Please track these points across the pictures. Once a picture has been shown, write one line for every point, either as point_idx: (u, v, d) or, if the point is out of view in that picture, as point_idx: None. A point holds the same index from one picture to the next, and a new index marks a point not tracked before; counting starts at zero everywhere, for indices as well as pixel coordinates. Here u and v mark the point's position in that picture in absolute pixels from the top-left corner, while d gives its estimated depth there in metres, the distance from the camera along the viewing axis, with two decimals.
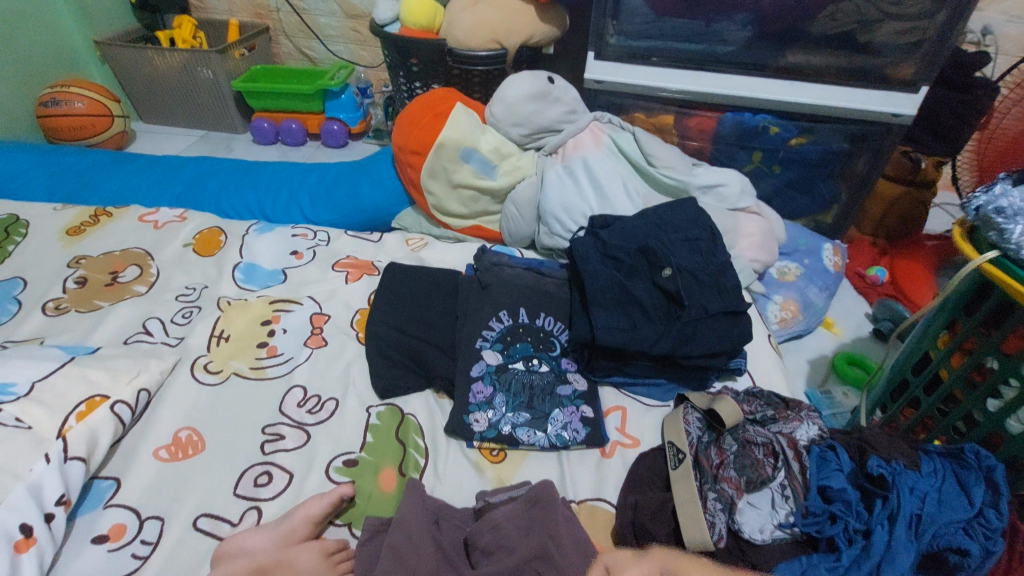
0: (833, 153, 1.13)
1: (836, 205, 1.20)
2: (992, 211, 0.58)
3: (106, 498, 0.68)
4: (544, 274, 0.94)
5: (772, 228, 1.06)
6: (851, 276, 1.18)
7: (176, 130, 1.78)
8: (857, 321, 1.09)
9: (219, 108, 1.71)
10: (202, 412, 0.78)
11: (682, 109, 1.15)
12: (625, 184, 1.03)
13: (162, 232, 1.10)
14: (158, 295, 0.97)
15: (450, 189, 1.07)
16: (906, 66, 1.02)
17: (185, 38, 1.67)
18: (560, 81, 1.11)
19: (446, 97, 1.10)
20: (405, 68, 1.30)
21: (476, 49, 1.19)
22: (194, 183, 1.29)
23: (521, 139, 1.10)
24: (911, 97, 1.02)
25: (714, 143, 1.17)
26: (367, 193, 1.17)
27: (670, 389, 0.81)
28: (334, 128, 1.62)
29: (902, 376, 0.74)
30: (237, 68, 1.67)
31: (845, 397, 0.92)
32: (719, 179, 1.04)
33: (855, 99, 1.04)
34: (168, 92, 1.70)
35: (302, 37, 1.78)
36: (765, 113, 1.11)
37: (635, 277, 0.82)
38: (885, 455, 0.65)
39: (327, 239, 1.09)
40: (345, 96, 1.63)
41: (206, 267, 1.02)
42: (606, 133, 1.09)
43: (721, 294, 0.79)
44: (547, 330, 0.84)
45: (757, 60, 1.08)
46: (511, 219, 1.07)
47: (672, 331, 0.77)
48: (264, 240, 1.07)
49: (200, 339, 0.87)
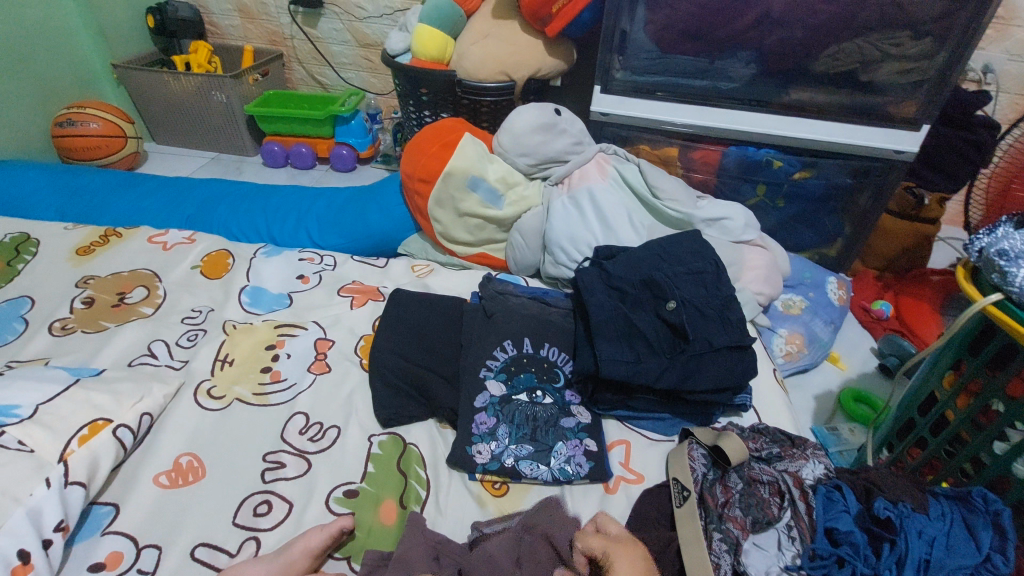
0: (836, 187, 1.14)
1: (840, 238, 1.21)
2: (994, 253, 0.59)
3: (104, 525, 0.67)
4: (549, 303, 0.94)
5: (776, 261, 1.06)
6: (856, 309, 1.19)
7: (187, 151, 1.81)
8: (862, 356, 1.09)
9: (231, 131, 1.74)
10: (203, 437, 0.78)
11: (687, 142, 1.17)
12: (629, 215, 1.04)
13: (170, 254, 1.11)
14: (164, 317, 0.97)
15: (456, 217, 1.08)
16: (908, 104, 1.03)
17: (200, 63, 1.71)
18: (567, 113, 1.14)
19: (454, 127, 1.12)
20: (415, 97, 1.32)
21: (485, 80, 1.21)
22: (204, 205, 1.31)
23: (527, 168, 1.12)
24: (912, 134, 1.03)
25: (719, 175, 1.18)
26: (374, 218, 1.18)
27: (675, 423, 0.80)
28: (344, 152, 1.65)
29: (907, 415, 0.73)
30: (250, 92, 1.71)
31: (852, 433, 0.92)
32: (723, 212, 1.05)
33: (857, 136, 1.06)
34: (181, 114, 1.74)
35: (315, 64, 1.82)
36: (768, 147, 1.12)
37: (640, 309, 0.82)
38: (892, 496, 0.64)
39: (333, 263, 1.10)
40: (354, 122, 1.66)
41: (213, 290, 1.03)
42: (611, 165, 1.11)
43: (726, 328, 0.79)
44: (551, 361, 0.84)
45: (761, 96, 1.10)
46: (516, 248, 1.08)
47: (676, 364, 0.77)
48: (271, 264, 1.08)
49: (204, 362, 0.88)
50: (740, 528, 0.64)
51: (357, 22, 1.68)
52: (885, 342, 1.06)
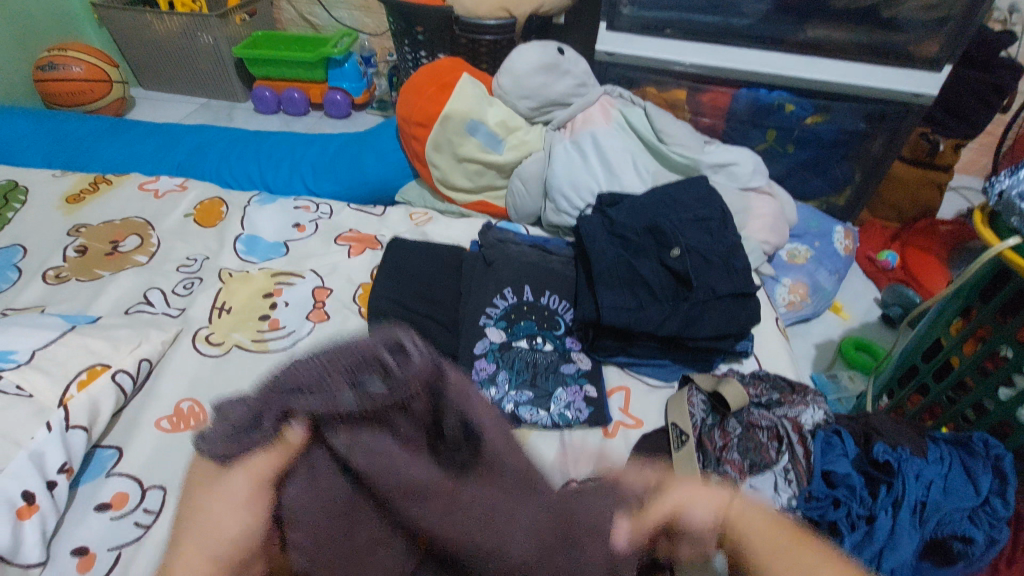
0: (849, 133, 1.09)
1: (850, 187, 1.17)
2: (1016, 195, 0.57)
3: (109, 467, 0.68)
4: (550, 251, 0.92)
5: (783, 209, 1.03)
6: (861, 259, 1.17)
7: (176, 97, 1.74)
8: (866, 306, 1.08)
9: (219, 75, 1.66)
10: (204, 384, 0.78)
11: (695, 84, 1.11)
12: (634, 160, 1.00)
13: (162, 202, 1.09)
14: (159, 265, 0.95)
15: (455, 162, 1.04)
16: (929, 43, 0.98)
17: None
18: (571, 52, 1.08)
19: (452, 67, 1.06)
20: (410, 36, 1.26)
21: (484, 17, 1.15)
22: (194, 152, 1.27)
23: (528, 112, 1.07)
24: (932, 76, 0.98)
25: (728, 120, 1.14)
26: (369, 164, 1.14)
27: (676, 370, 0.80)
28: (338, 98, 1.59)
29: (911, 362, 0.73)
30: (238, 33, 1.63)
31: (852, 381, 0.92)
32: (731, 157, 1.02)
33: (873, 78, 1.00)
34: (167, 57, 1.66)
35: (304, 3, 1.73)
36: (781, 90, 1.07)
37: (643, 256, 0.80)
38: (891, 440, 0.64)
39: (329, 211, 1.07)
40: (347, 65, 1.59)
41: (207, 238, 1.01)
42: (616, 108, 1.06)
43: (730, 275, 0.78)
44: (552, 309, 0.83)
45: (774, 34, 1.04)
46: (516, 194, 1.04)
47: (679, 312, 0.76)
48: (265, 211, 1.05)
49: (201, 311, 0.87)
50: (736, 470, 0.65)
51: None
52: (890, 291, 1.04)
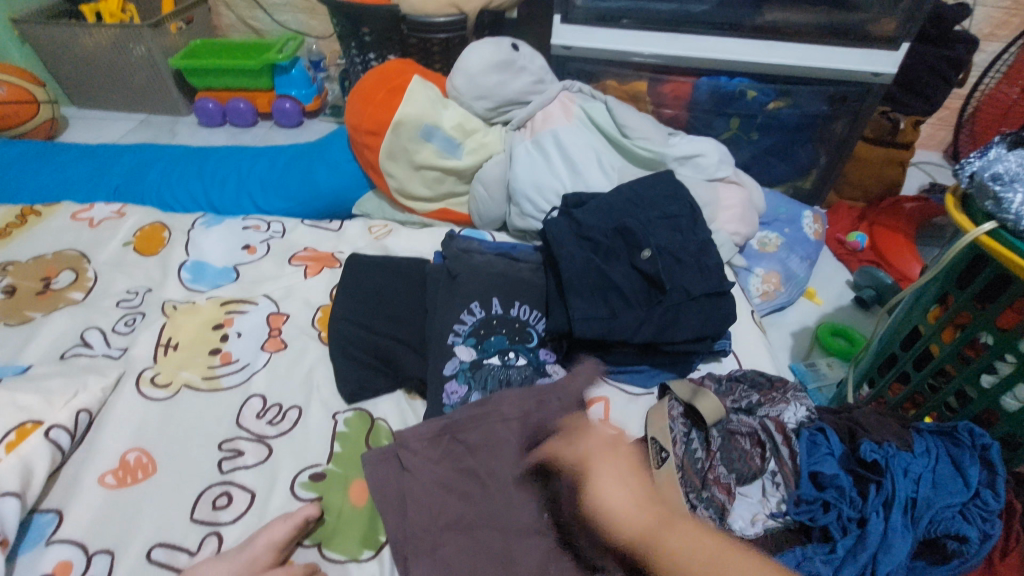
0: (812, 116, 1.08)
1: (816, 170, 1.17)
2: (988, 177, 0.55)
3: (48, 535, 0.62)
4: (518, 258, 0.88)
5: (752, 198, 1.02)
6: (831, 242, 1.16)
7: (112, 114, 1.64)
8: (838, 290, 1.07)
9: (158, 88, 1.57)
10: (151, 431, 0.72)
11: (656, 74, 1.08)
12: (598, 157, 0.97)
13: (98, 231, 1.01)
14: (97, 302, 0.88)
15: (412, 170, 0.99)
16: (886, 21, 0.97)
17: (112, 12, 1.53)
18: (526, 48, 1.04)
19: (402, 70, 1.01)
20: (357, 38, 1.19)
21: (434, 14, 1.08)
22: (133, 174, 1.18)
23: (485, 113, 1.03)
24: (891, 55, 0.97)
25: (691, 109, 1.11)
26: (322, 176, 1.08)
27: (654, 375, 0.77)
28: (287, 106, 1.51)
29: (890, 351, 0.71)
30: (174, 43, 1.54)
31: (830, 368, 0.90)
32: (695, 148, 0.99)
33: (835, 60, 0.99)
34: (100, 73, 1.56)
35: (244, 7, 1.64)
36: (742, 76, 1.05)
37: (614, 259, 0.77)
38: (877, 438, 0.62)
39: (282, 229, 1.01)
40: (295, 71, 1.51)
41: (150, 268, 0.94)
42: (577, 103, 1.02)
43: (704, 274, 0.75)
44: (523, 321, 0.79)
45: (733, 19, 1.02)
46: (479, 201, 1.00)
47: (654, 317, 0.73)
48: (212, 234, 0.98)
49: (145, 349, 0.80)
50: (723, 485, 0.62)
51: None
52: (862, 274, 1.03)
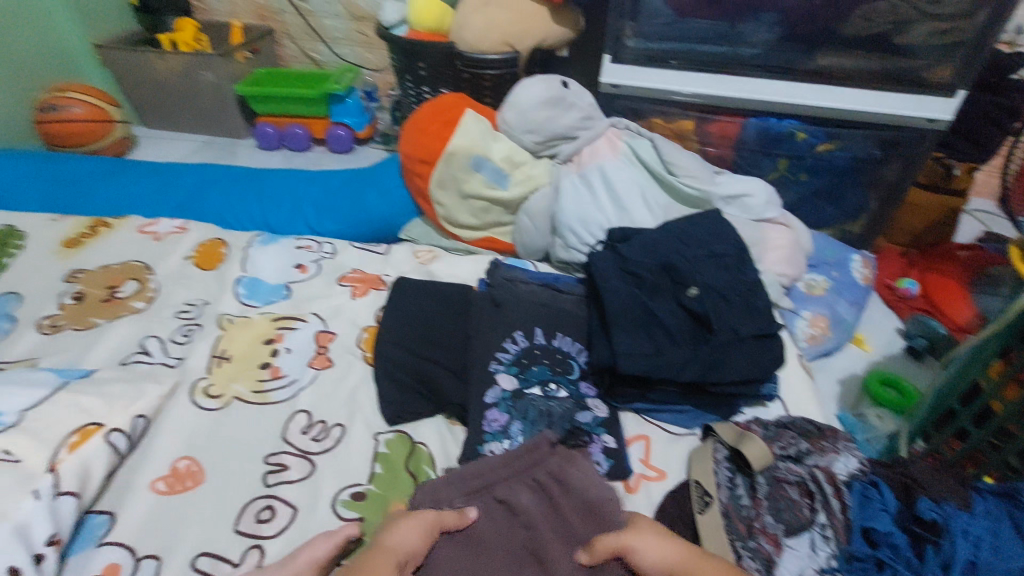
0: (862, 160, 1.07)
1: (865, 214, 1.15)
2: None
3: (100, 536, 0.64)
4: (561, 290, 0.89)
5: (799, 240, 1.00)
6: (880, 288, 1.13)
7: (178, 135, 1.74)
8: (889, 337, 1.04)
9: (222, 112, 1.67)
10: (201, 440, 0.74)
11: (703, 114, 1.10)
12: (643, 194, 0.98)
13: (162, 244, 1.06)
14: (157, 311, 0.93)
15: (460, 198, 1.02)
16: (941, 68, 0.96)
17: (186, 42, 1.63)
18: (575, 85, 1.07)
19: (456, 103, 1.05)
20: (412, 72, 1.25)
21: (488, 52, 1.14)
22: (196, 191, 1.25)
23: (534, 145, 1.05)
24: (946, 101, 0.96)
25: (737, 150, 1.12)
26: (373, 201, 1.12)
27: (697, 416, 0.76)
28: (341, 133, 1.58)
29: (946, 404, 0.69)
30: (241, 71, 1.64)
31: (881, 419, 0.87)
32: (742, 188, 0.99)
33: (887, 105, 0.98)
34: (170, 96, 1.67)
35: (307, 40, 1.74)
36: (792, 118, 1.05)
37: (659, 296, 0.77)
38: (935, 495, 0.60)
39: (332, 250, 1.04)
40: (350, 100, 1.59)
41: (208, 282, 0.98)
42: (623, 140, 1.04)
43: (752, 315, 0.74)
44: (565, 352, 0.80)
45: (783, 63, 1.02)
46: (524, 231, 1.02)
47: (700, 356, 0.72)
48: (267, 252, 1.03)
49: (200, 360, 0.83)
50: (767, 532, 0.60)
51: None
52: (912, 322, 1.00)
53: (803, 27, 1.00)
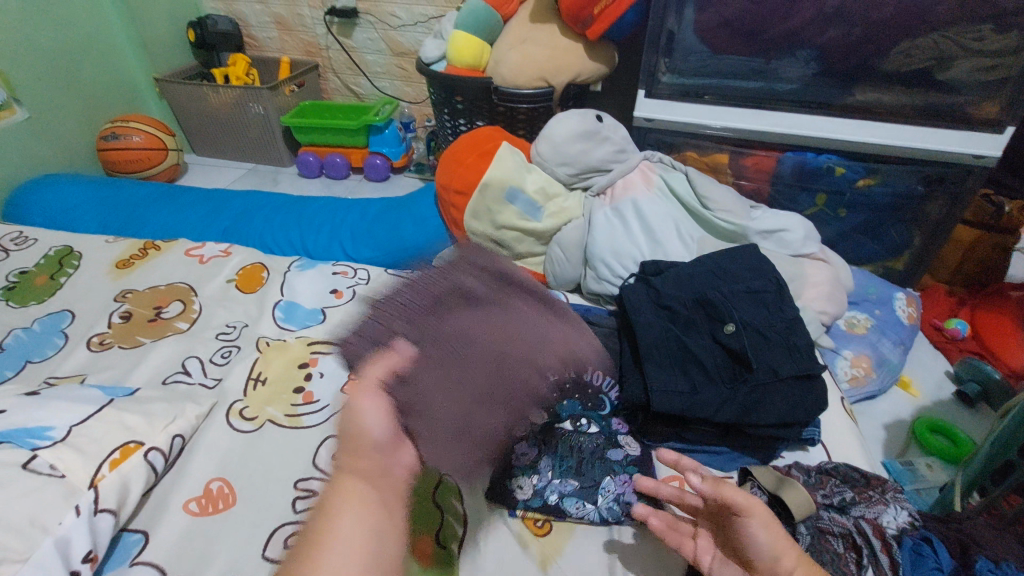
0: (905, 196, 1.04)
1: (909, 251, 1.11)
2: None
3: (134, 555, 0.65)
4: (592, 321, 0.89)
5: (839, 276, 0.98)
6: (927, 329, 1.08)
7: (225, 162, 1.83)
8: (937, 380, 0.99)
9: (267, 141, 1.75)
10: (234, 462, 0.75)
11: (738, 148, 1.10)
12: (677, 227, 0.97)
13: (206, 267, 1.11)
14: (199, 332, 0.96)
15: (493, 229, 1.03)
16: (989, 104, 0.94)
17: (238, 75, 1.74)
18: (609, 119, 1.08)
19: (492, 136, 1.08)
20: (450, 105, 1.29)
21: (522, 87, 1.17)
22: (240, 217, 1.30)
23: (567, 178, 1.06)
24: (995, 138, 0.93)
25: (774, 184, 1.10)
26: (408, 230, 1.15)
27: (734, 459, 0.73)
28: (377, 162, 1.63)
29: (1004, 458, 0.66)
30: (287, 103, 1.72)
31: (930, 469, 0.82)
32: (781, 223, 0.97)
33: (929, 141, 0.96)
34: (220, 126, 1.76)
35: (349, 74, 1.83)
36: (830, 153, 1.04)
37: (694, 332, 0.76)
38: (995, 556, 0.57)
39: (367, 277, 1.07)
40: (388, 131, 1.64)
41: (248, 305, 1.01)
42: (657, 173, 1.04)
43: (792, 354, 0.72)
44: (596, 386, 0.78)
45: (822, 98, 1.01)
46: (555, 262, 1.02)
47: (737, 396, 0.70)
48: (305, 277, 1.06)
49: (237, 382, 0.85)
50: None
51: (391, 31, 1.68)
52: (963, 365, 0.96)
53: (842, 61, 0.99)
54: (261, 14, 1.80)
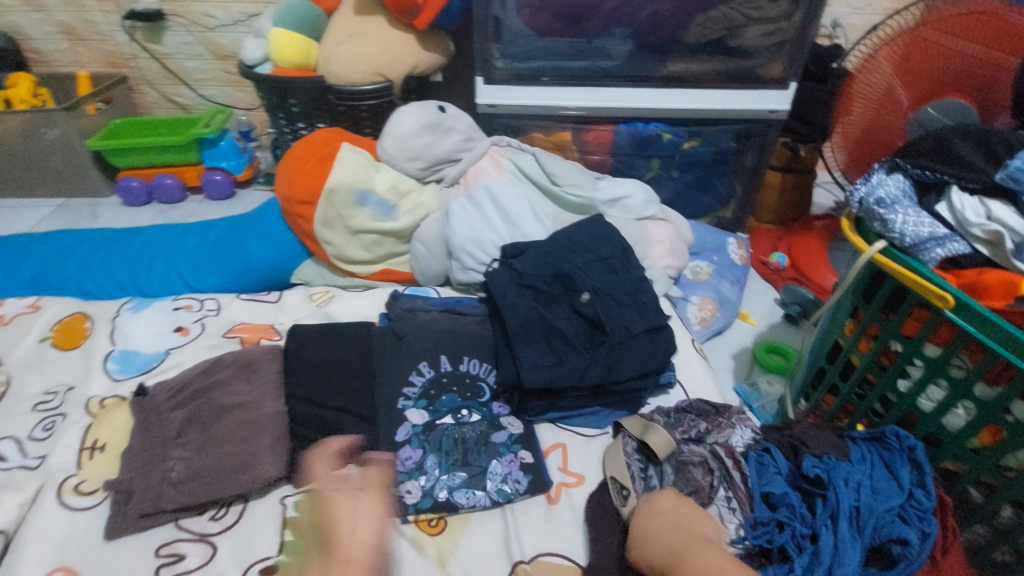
0: (723, 152, 1.17)
1: (734, 200, 1.26)
2: (873, 202, 0.61)
3: None
4: (462, 312, 0.89)
5: (680, 232, 1.07)
6: (756, 264, 1.24)
7: (24, 201, 1.55)
8: (769, 308, 1.14)
9: (76, 170, 1.51)
10: (76, 546, 0.65)
11: (579, 125, 1.15)
12: (532, 208, 1.00)
13: (10, 329, 0.93)
14: (10, 408, 0.81)
15: (349, 235, 0.99)
16: (774, 65, 1.08)
17: (22, 98, 1.48)
18: (452, 109, 1.08)
19: (332, 138, 1.02)
20: (284, 109, 1.20)
21: (359, 83, 1.13)
22: (49, 263, 1.12)
23: (418, 173, 1.05)
24: (783, 93, 1.08)
25: (615, 154, 1.18)
26: (257, 248, 1.06)
27: (607, 415, 0.78)
28: (217, 178, 1.49)
29: (818, 363, 0.76)
30: (93, 124, 1.50)
31: (769, 385, 0.95)
32: (622, 191, 1.05)
33: (733, 102, 1.09)
34: (8, 159, 1.49)
35: (167, 84, 1.63)
36: (657, 121, 1.13)
37: (555, 306, 0.79)
38: (816, 451, 0.66)
39: (216, 307, 0.97)
40: (224, 143, 1.50)
41: (71, 363, 0.88)
42: (506, 157, 1.06)
43: (641, 311, 0.78)
44: (473, 375, 0.79)
45: (642, 71, 1.10)
46: (420, 259, 1.01)
47: (598, 359, 0.75)
48: (140, 320, 0.93)
49: (65, 456, 0.74)
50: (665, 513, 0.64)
51: (209, 32, 1.53)
52: (787, 292, 1.10)
53: (653, 37, 1.08)
54: (42, 23, 1.54)
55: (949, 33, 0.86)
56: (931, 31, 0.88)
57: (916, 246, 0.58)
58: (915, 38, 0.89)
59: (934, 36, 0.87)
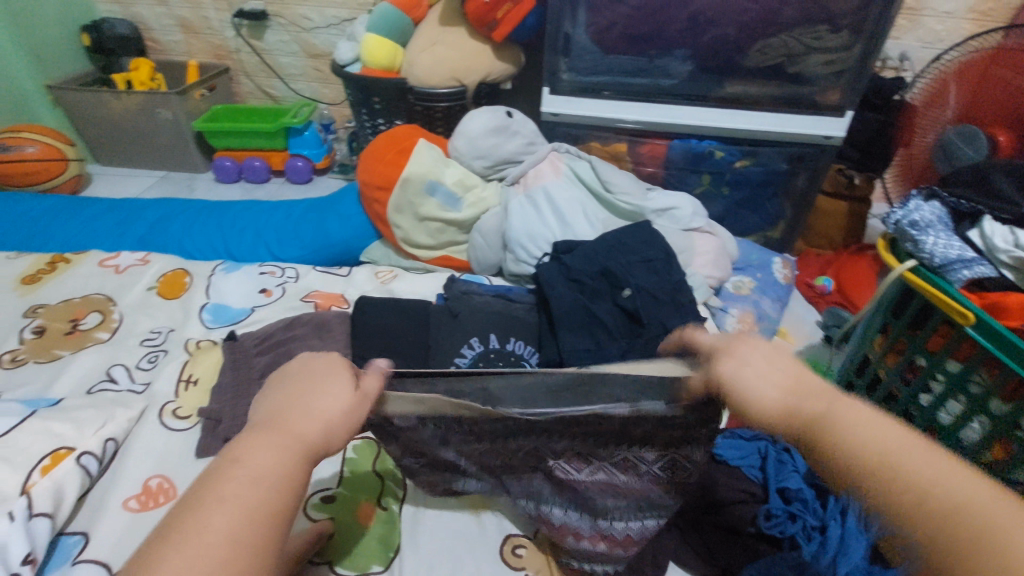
0: (775, 173, 1.21)
1: (783, 221, 1.29)
2: (907, 223, 0.67)
3: (74, 555, 0.66)
4: (513, 299, 0.97)
5: (724, 246, 1.12)
6: (801, 286, 1.25)
7: (133, 172, 1.76)
8: (809, 329, 1.16)
9: (179, 148, 1.70)
10: (172, 459, 0.77)
11: (635, 138, 1.22)
12: (584, 210, 1.07)
13: (123, 277, 1.09)
14: (122, 341, 0.95)
15: (417, 221, 1.09)
16: (832, 92, 1.11)
17: (141, 80, 1.69)
18: (518, 114, 1.17)
19: (409, 134, 1.13)
20: (368, 106, 1.33)
21: (437, 86, 1.24)
22: (155, 225, 1.28)
23: (483, 170, 1.14)
24: (838, 120, 1.11)
25: (667, 168, 1.24)
26: (333, 227, 1.18)
27: None
28: (299, 164, 1.64)
29: (847, 379, 0.79)
30: (198, 108, 1.68)
31: None
32: (672, 202, 1.11)
33: (788, 125, 1.12)
34: (124, 134, 1.69)
35: (263, 77, 1.81)
36: (710, 139, 1.18)
37: (598, 299, 0.87)
38: None
39: (295, 275, 1.10)
40: (307, 133, 1.65)
41: (172, 310, 1.02)
42: (564, 162, 1.14)
43: (679, 310, 0.84)
44: (518, 355, 0.88)
45: (702, 91, 1.16)
46: (477, 248, 1.10)
47: (634, 349, 0.82)
48: (231, 279, 1.07)
49: (166, 384, 0.87)
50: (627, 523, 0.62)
51: (305, 33, 1.69)
52: (828, 315, 1.12)
53: (714, 58, 1.14)
54: (163, 17, 1.75)
55: (1016, 69, 0.91)
56: (995, 70, 0.94)
57: (944, 267, 0.63)
58: (985, 73, 0.95)
59: (1002, 71, 0.93)
